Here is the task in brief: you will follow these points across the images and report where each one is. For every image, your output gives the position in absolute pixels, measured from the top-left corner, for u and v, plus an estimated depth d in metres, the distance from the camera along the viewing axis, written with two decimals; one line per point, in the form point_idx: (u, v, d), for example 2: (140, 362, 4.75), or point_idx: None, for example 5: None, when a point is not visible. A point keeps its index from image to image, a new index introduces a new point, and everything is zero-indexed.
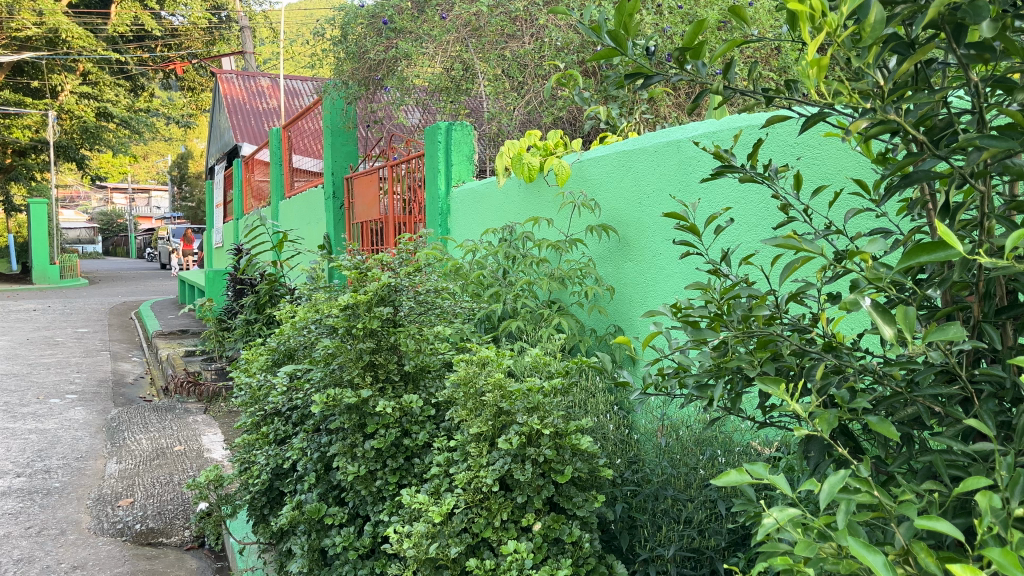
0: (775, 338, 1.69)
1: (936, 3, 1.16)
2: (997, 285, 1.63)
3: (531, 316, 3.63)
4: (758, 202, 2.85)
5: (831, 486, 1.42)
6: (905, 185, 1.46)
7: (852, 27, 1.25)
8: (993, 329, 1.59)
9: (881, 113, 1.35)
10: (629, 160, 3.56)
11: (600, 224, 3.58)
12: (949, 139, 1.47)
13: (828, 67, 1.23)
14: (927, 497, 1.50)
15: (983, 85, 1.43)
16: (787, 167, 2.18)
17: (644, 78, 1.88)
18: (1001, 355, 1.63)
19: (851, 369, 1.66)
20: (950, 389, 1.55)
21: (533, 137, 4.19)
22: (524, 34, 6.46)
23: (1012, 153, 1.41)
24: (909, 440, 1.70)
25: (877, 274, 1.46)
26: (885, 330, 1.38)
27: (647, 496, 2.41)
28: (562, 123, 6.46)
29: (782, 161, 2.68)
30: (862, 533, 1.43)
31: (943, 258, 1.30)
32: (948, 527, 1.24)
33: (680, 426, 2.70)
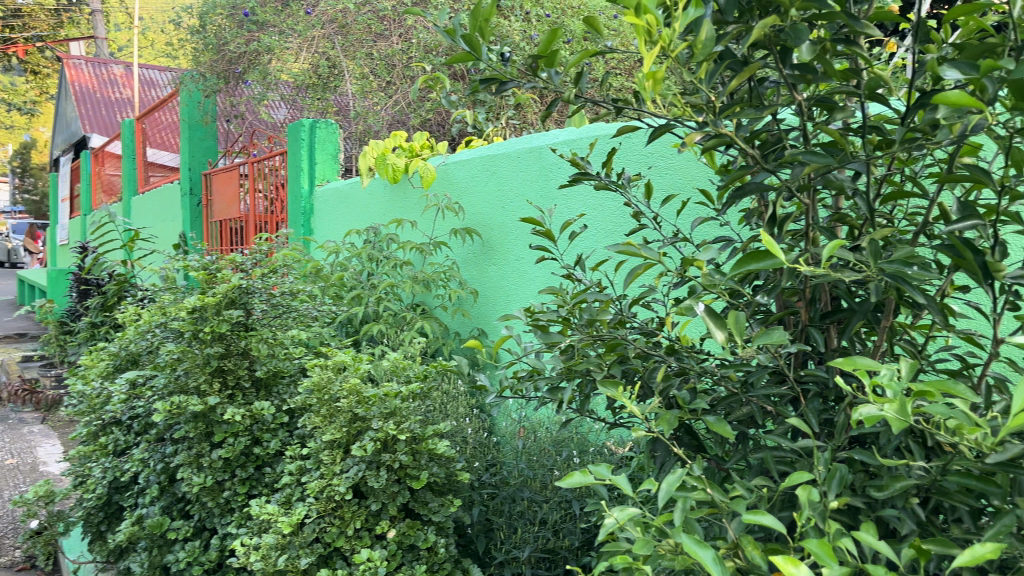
0: (622, 341, 1.75)
1: (760, 25, 1.22)
2: (822, 292, 1.76)
3: (393, 319, 3.58)
4: (613, 209, 2.93)
5: (668, 485, 1.48)
6: (739, 196, 1.55)
7: (685, 43, 1.29)
8: (817, 332, 1.72)
9: (715, 127, 1.41)
10: (493, 165, 3.58)
11: (463, 228, 3.57)
12: (777, 154, 1.57)
13: (663, 81, 1.26)
14: (757, 493, 1.58)
15: (807, 104, 1.53)
16: (637, 176, 2.25)
17: (499, 84, 1.89)
18: (825, 358, 1.76)
19: (691, 371, 1.74)
20: (779, 389, 1.67)
21: (398, 137, 4.14)
22: (391, 34, 6.40)
23: (832, 170, 1.52)
24: (744, 438, 1.80)
25: (712, 281, 1.52)
26: (716, 335, 1.43)
27: (504, 498, 2.42)
28: (429, 125, 6.42)
29: (636, 170, 2.76)
30: (697, 529, 1.50)
31: (769, 265, 1.38)
32: (770, 521, 1.32)
33: (538, 428, 2.72)
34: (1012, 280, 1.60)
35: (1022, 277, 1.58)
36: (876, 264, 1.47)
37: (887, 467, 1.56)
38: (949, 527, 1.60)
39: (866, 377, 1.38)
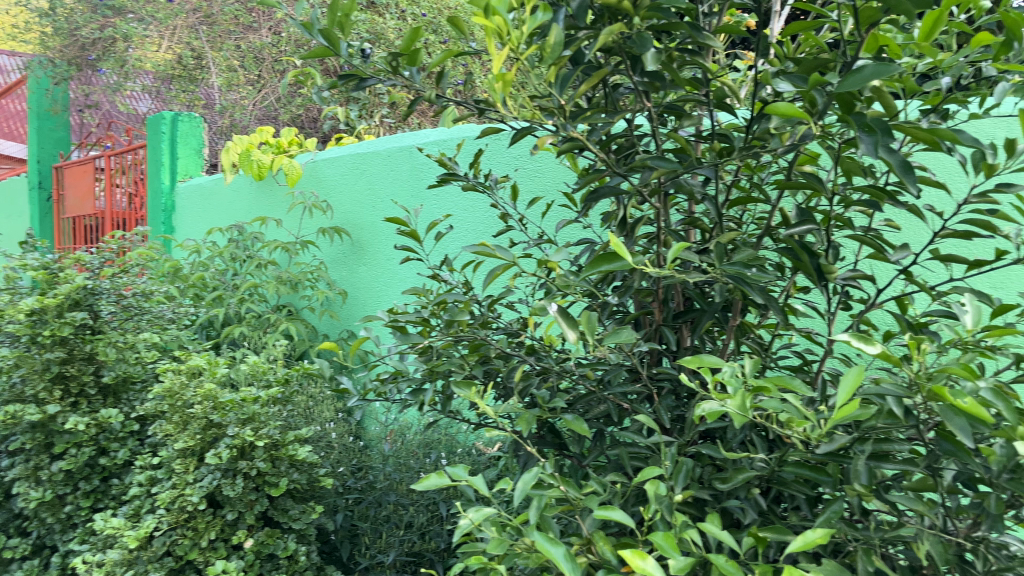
0: (484, 342, 1.75)
1: (605, 31, 1.24)
2: (676, 292, 1.82)
3: (257, 321, 3.46)
4: (480, 210, 2.95)
5: (524, 484, 1.48)
6: (595, 199, 1.61)
7: (535, 46, 1.29)
8: (671, 331, 1.78)
9: (567, 131, 1.42)
10: (363, 163, 3.52)
11: (331, 227, 3.49)
12: (630, 159, 1.61)
13: (513, 84, 1.26)
14: (611, 488, 1.62)
15: (658, 111, 1.58)
16: (502, 178, 2.27)
17: (359, 81, 1.86)
18: (678, 356, 1.82)
19: (551, 371, 1.76)
20: (634, 388, 1.72)
21: (264, 133, 4.01)
22: (260, 27, 6.31)
23: (681, 174, 1.57)
24: (602, 435, 1.84)
25: (566, 281, 1.54)
26: (568, 335, 1.45)
27: (370, 503, 2.41)
28: (300, 121, 6.35)
29: (503, 172, 2.78)
30: (552, 527, 1.52)
31: (620, 267, 1.40)
32: (620, 515, 1.35)
33: (406, 430, 2.70)
34: (843, 282, 1.73)
35: (851, 279, 1.71)
36: (720, 265, 1.54)
37: (732, 460, 1.63)
38: (788, 515, 1.69)
39: (710, 374, 1.43)
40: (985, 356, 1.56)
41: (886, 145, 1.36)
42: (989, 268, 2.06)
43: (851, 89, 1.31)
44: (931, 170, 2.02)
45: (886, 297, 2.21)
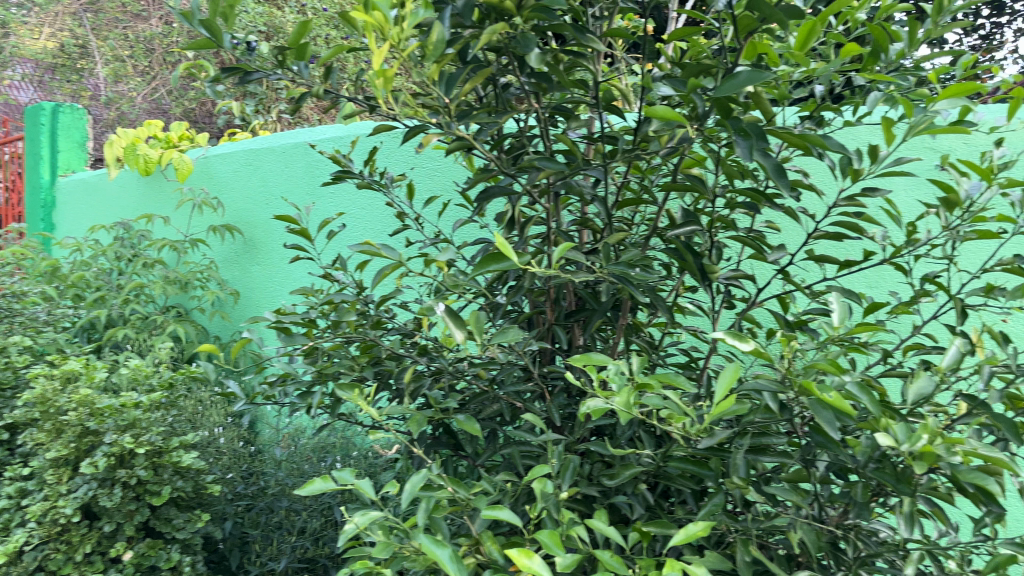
0: (374, 343, 1.72)
1: (486, 29, 1.23)
2: (568, 292, 1.84)
3: (142, 323, 3.32)
4: (373, 208, 2.93)
5: (412, 486, 1.46)
6: (484, 199, 1.60)
7: (417, 43, 1.28)
8: (562, 330, 1.80)
9: (453, 130, 1.41)
10: (257, 159, 3.43)
11: (222, 224, 3.38)
12: (520, 158, 1.61)
13: (394, 80, 1.25)
14: (502, 488, 1.61)
15: (545, 111, 1.60)
16: (398, 176, 2.23)
17: (244, 74, 1.79)
18: (569, 354, 1.84)
19: (443, 372, 1.75)
20: (526, 387, 1.73)
21: (153, 127, 3.86)
22: (149, 16, 6.75)
23: (569, 175, 1.59)
24: (494, 436, 1.83)
25: (454, 281, 1.53)
26: (455, 334, 1.43)
27: (261, 510, 2.38)
28: (194, 116, 6.62)
29: (399, 170, 2.75)
30: (441, 528, 1.50)
31: (507, 266, 1.40)
32: (507, 515, 1.34)
33: (300, 434, 2.66)
34: (725, 281, 1.79)
35: (733, 278, 1.77)
36: (607, 265, 1.56)
37: (620, 456, 1.66)
38: (675, 508, 1.73)
39: (597, 371, 1.45)
40: (854, 352, 1.64)
41: (761, 149, 1.40)
42: (860, 268, 2.18)
43: (728, 94, 1.34)
44: (810, 174, 2.11)
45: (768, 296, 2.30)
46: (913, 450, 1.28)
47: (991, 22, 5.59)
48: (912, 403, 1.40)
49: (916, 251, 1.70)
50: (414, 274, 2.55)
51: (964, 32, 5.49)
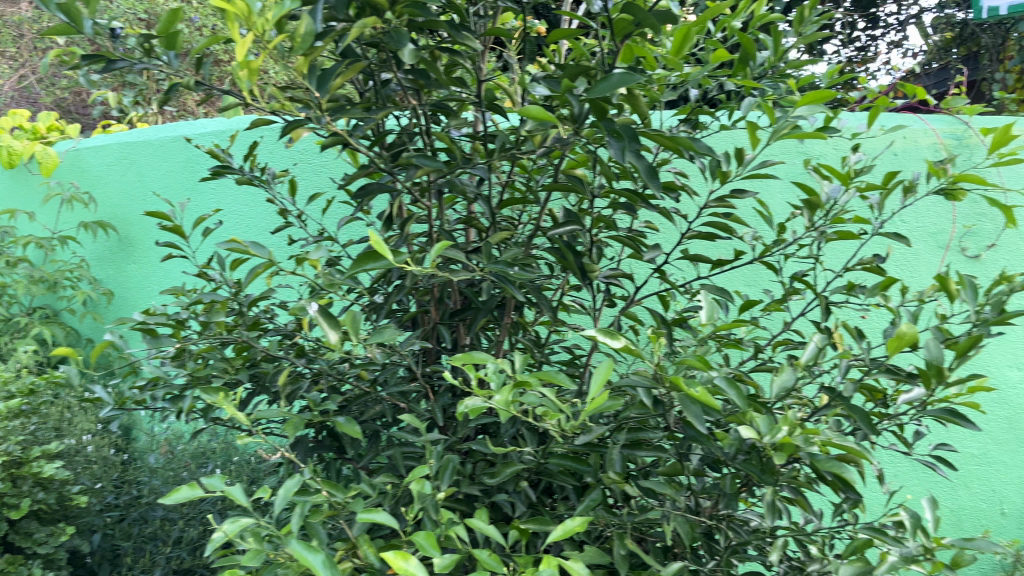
0: (249, 345, 1.66)
1: (356, 23, 1.21)
2: (453, 290, 1.82)
3: (5, 326, 3.13)
4: (253, 205, 2.89)
5: (287, 491, 1.41)
6: (359, 195, 1.57)
7: (283, 36, 1.24)
8: (446, 330, 1.78)
9: (325, 126, 1.37)
10: (133, 153, 3.27)
11: (94, 222, 3.21)
12: (400, 154, 1.59)
13: (259, 72, 1.20)
14: (382, 489, 1.59)
15: (424, 109, 1.58)
16: (281, 172, 2.16)
17: (108, 63, 1.70)
18: (453, 354, 1.82)
19: (321, 373, 1.70)
20: (408, 388, 1.71)
21: (16, 117, 3.62)
22: (20, 1, 6.71)
23: (448, 173, 1.57)
24: (376, 437, 1.80)
25: (330, 280, 1.49)
26: (328, 335, 1.40)
27: (133, 520, 2.35)
28: (67, 108, 6.46)
29: (282, 166, 2.68)
30: (318, 533, 1.46)
31: (383, 266, 1.36)
32: (383, 517, 1.31)
33: (178, 439, 2.61)
34: (604, 279, 1.82)
35: (612, 276, 1.81)
36: (488, 264, 1.54)
37: (501, 454, 1.66)
38: (557, 505, 1.75)
39: (476, 370, 1.44)
40: (725, 348, 1.70)
41: (634, 150, 1.43)
42: (734, 266, 2.27)
43: (602, 95, 1.36)
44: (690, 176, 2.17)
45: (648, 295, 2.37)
46: (774, 441, 1.35)
47: (866, 34, 5.90)
48: (775, 396, 1.47)
49: (785, 250, 1.77)
50: (286, 273, 2.52)
51: (841, 43, 5.78)
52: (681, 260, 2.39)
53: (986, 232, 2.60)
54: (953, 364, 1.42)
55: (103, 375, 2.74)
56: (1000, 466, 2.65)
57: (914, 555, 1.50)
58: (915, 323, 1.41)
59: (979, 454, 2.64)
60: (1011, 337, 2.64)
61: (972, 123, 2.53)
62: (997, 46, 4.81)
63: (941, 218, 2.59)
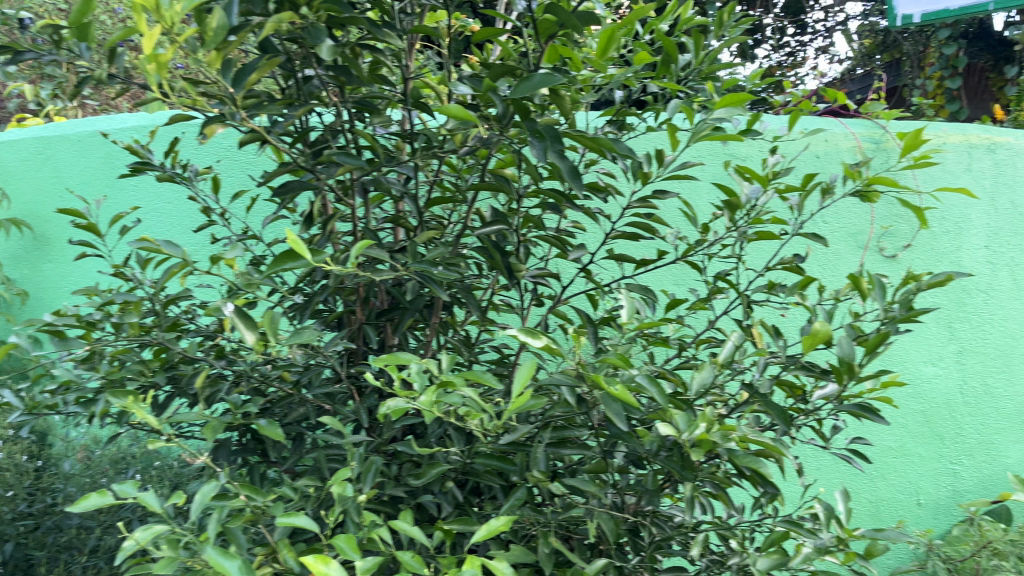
0: (165, 347, 1.61)
1: (271, 18, 1.18)
2: (380, 290, 1.80)
3: None
4: (175, 203, 2.86)
5: (203, 496, 1.37)
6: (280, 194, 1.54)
7: (194, 29, 1.20)
8: (372, 330, 1.76)
9: (242, 122, 1.34)
10: (49, 148, 3.14)
11: (5, 219, 3.07)
12: (323, 152, 1.57)
13: (169, 65, 1.17)
14: (304, 493, 1.56)
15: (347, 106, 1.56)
16: (203, 169, 2.11)
17: (13, 52, 1.62)
18: (379, 355, 1.80)
19: (243, 375, 1.66)
20: (333, 389, 1.69)
21: None
22: None
23: (372, 172, 1.56)
24: (300, 440, 1.76)
25: (249, 280, 1.46)
26: (245, 336, 1.37)
27: (47, 529, 2.33)
28: None
29: (206, 163, 2.62)
30: (237, 538, 1.42)
31: (303, 266, 1.33)
32: (303, 521, 1.28)
33: (97, 444, 2.57)
34: (532, 279, 1.83)
35: (539, 276, 1.82)
36: (411, 264, 1.54)
37: (427, 455, 1.65)
38: (483, 504, 1.75)
39: (398, 371, 1.42)
40: (648, 346, 1.73)
41: (557, 150, 1.43)
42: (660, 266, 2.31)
43: (523, 94, 1.37)
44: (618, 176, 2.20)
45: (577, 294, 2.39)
46: (691, 438, 1.37)
47: (795, 39, 6.05)
48: (695, 392, 1.50)
49: (707, 251, 1.80)
50: (209, 272, 2.46)
51: (772, 47, 5.92)
52: (607, 259, 2.42)
53: (902, 232, 2.71)
54: (864, 361, 1.47)
55: (16, 379, 2.64)
56: (915, 458, 2.76)
57: (826, 546, 1.55)
58: (827, 321, 1.45)
59: (896, 446, 2.74)
60: (926, 334, 2.74)
61: (888, 128, 2.64)
62: (918, 53, 4.98)
63: (860, 219, 2.69)
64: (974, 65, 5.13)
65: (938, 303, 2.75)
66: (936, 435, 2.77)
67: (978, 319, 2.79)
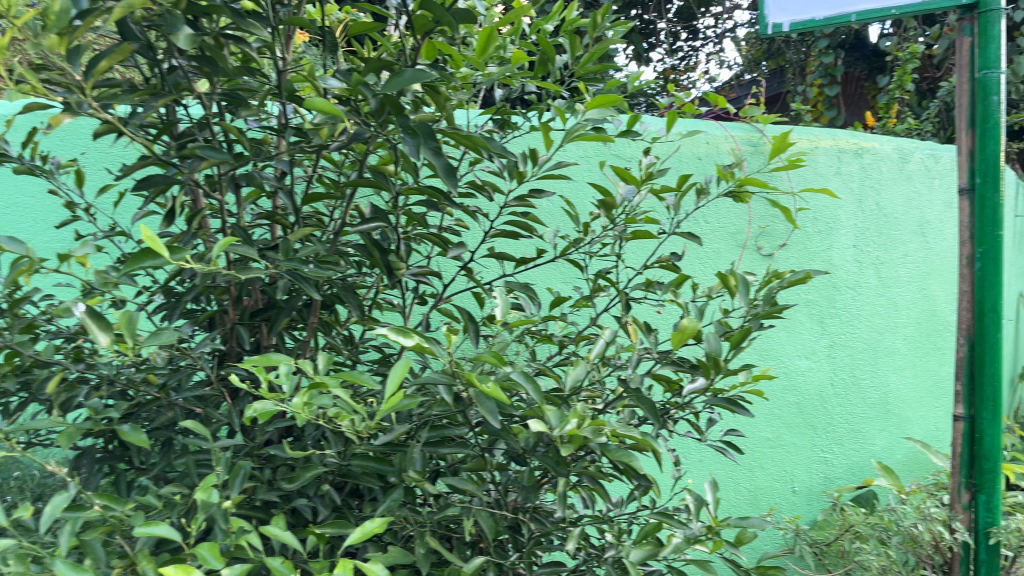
0: (16, 349, 1.51)
1: (119, 4, 1.12)
2: (253, 289, 1.75)
3: None
4: (37, 197, 2.65)
5: (55, 508, 1.29)
6: (142, 188, 1.47)
7: (33, 13, 1.13)
8: (245, 330, 1.71)
9: (94, 114, 1.27)
10: None
11: None
12: (188, 145, 1.51)
13: (6, 51, 1.09)
14: (169, 500, 1.49)
15: (213, 98, 1.50)
16: (65, 161, 1.99)
17: None
18: (253, 355, 1.75)
19: (103, 379, 1.58)
20: (202, 392, 1.63)
21: None
22: None
23: (241, 168, 1.51)
24: (169, 447, 1.68)
25: (104, 278, 1.38)
26: (97, 338, 1.30)
27: None
28: None
29: (70, 156, 2.47)
30: (94, 550, 1.35)
31: (161, 264, 1.28)
32: (163, 530, 1.23)
33: None
34: (413, 277, 1.79)
35: (421, 274, 1.78)
36: (283, 261, 1.50)
37: (302, 458, 1.61)
38: (362, 506, 1.72)
39: (265, 372, 1.38)
40: (525, 344, 1.75)
41: (431, 148, 1.41)
42: (544, 264, 2.34)
43: (394, 90, 1.35)
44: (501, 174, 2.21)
45: (462, 292, 2.39)
46: (562, 434, 1.39)
47: (688, 45, 6.23)
48: (570, 388, 1.52)
49: (585, 249, 1.83)
50: (73, 270, 2.32)
51: (665, 52, 6.09)
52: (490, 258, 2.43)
53: (777, 232, 2.83)
54: (729, 355, 1.52)
55: None
56: (790, 448, 2.88)
57: (696, 536, 1.62)
58: (695, 318, 1.50)
59: (774, 437, 2.86)
60: (799, 329, 2.87)
61: (764, 132, 2.76)
62: (800, 61, 5.22)
63: (738, 219, 2.80)
64: (851, 75, 5.40)
65: (811, 300, 2.89)
66: (809, 425, 2.91)
67: (846, 315, 2.95)
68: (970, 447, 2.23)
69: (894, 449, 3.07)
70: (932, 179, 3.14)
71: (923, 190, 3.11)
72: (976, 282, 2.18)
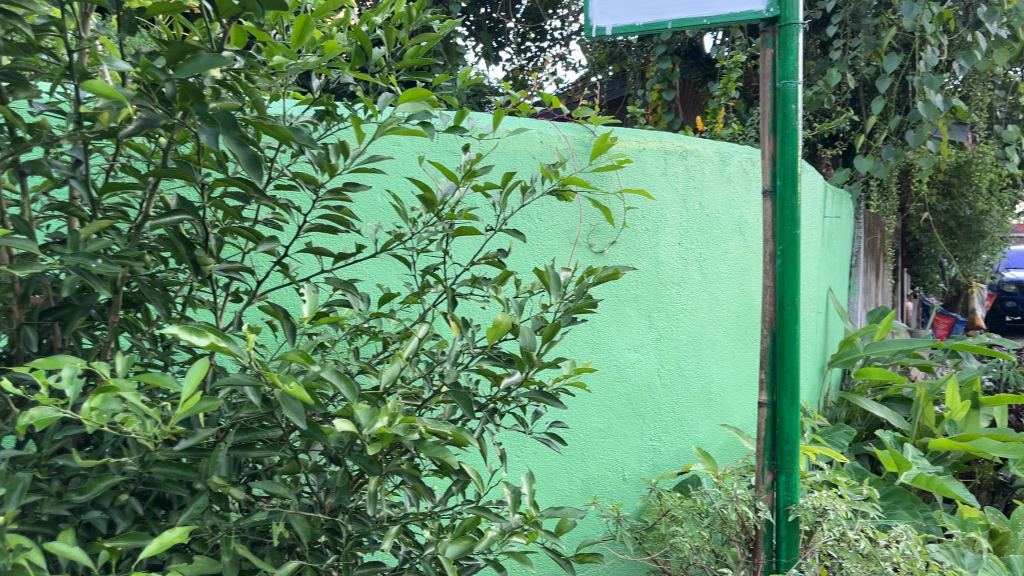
0: None
1: None
2: (42, 286, 1.60)
3: None
4: None
5: None
6: None
7: None
8: (32, 331, 1.57)
9: None
10: None
11: None
12: None
13: None
14: None
15: None
16: None
17: None
18: (42, 358, 1.61)
19: None
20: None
21: None
22: None
23: (18, 153, 1.38)
24: None
25: None
26: None
27: None
28: None
29: None
30: None
31: None
32: None
33: None
34: (223, 272, 1.66)
35: (231, 271, 1.67)
36: (68, 256, 1.39)
37: (97, 468, 1.49)
38: (168, 515, 1.62)
39: (44, 377, 1.26)
40: (329, 343, 1.74)
41: (233, 136, 1.34)
42: (361, 260, 2.34)
43: (188, 75, 1.27)
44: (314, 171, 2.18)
45: (271, 287, 2.35)
46: (372, 432, 1.37)
47: (535, 45, 6.31)
48: (385, 385, 1.50)
49: (404, 245, 1.82)
50: None
51: (513, 51, 6.16)
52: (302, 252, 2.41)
53: (607, 230, 2.93)
54: (541, 349, 1.56)
55: None
56: (620, 438, 2.99)
57: (512, 527, 1.64)
58: (510, 313, 1.52)
59: (604, 427, 2.95)
60: (629, 323, 2.98)
61: (594, 132, 2.85)
62: (640, 66, 5.47)
63: (570, 217, 2.87)
64: (686, 80, 5.69)
65: (639, 295, 3.01)
66: (638, 416, 3.03)
67: (672, 309, 3.10)
68: (773, 430, 2.41)
69: (715, 436, 3.26)
70: (749, 181, 3.35)
71: (741, 191, 3.31)
72: (778, 278, 2.34)
